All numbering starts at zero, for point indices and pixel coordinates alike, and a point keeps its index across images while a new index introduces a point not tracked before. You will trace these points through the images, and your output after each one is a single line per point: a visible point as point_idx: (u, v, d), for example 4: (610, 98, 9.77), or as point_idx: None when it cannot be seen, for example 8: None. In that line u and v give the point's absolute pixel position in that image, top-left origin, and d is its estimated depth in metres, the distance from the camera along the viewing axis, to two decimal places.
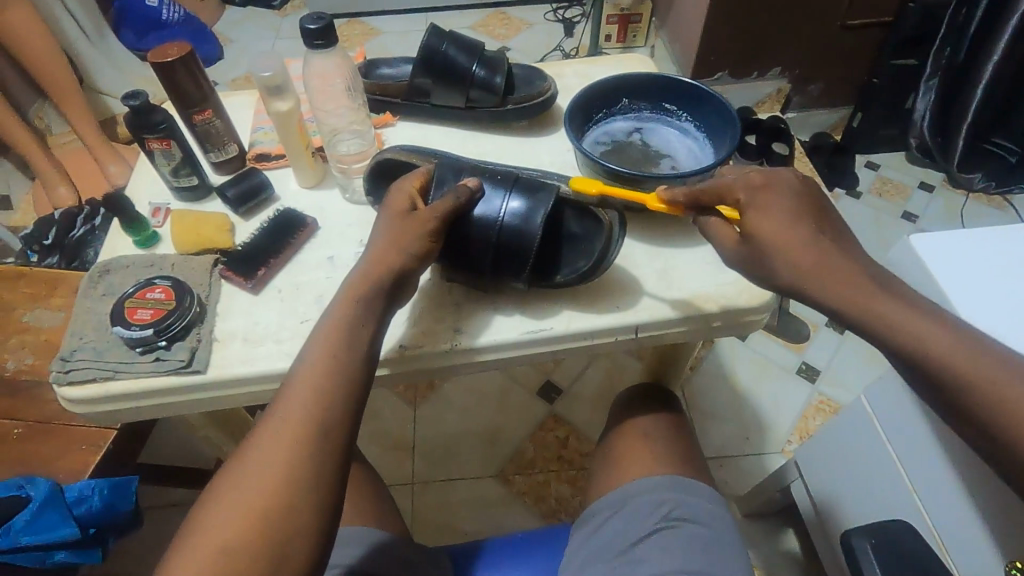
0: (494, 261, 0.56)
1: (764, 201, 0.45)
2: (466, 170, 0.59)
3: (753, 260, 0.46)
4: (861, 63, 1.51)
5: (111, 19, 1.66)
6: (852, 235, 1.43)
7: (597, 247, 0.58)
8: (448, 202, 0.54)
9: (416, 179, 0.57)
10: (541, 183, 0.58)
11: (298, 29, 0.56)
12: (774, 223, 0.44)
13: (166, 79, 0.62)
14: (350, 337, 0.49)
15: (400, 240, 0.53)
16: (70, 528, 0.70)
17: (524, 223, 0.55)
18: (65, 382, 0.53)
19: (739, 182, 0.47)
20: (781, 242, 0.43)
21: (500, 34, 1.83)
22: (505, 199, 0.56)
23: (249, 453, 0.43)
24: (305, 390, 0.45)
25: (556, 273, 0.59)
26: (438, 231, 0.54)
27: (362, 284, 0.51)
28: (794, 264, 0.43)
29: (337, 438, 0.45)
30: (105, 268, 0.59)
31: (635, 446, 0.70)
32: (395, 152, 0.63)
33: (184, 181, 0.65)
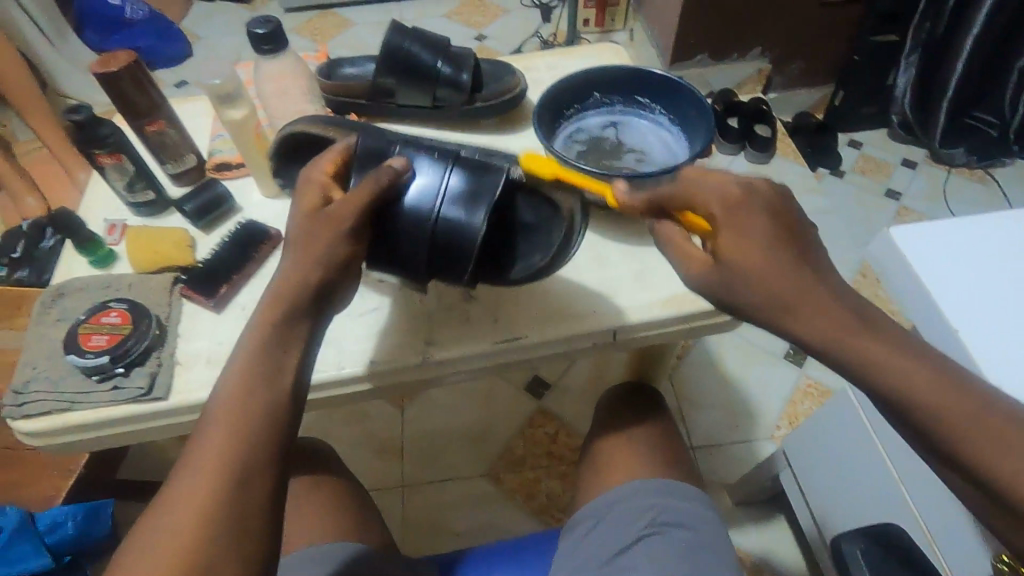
0: (433, 256, 0.50)
1: (741, 221, 0.40)
2: (393, 149, 0.52)
3: (717, 284, 0.41)
4: (842, 41, 1.49)
5: (72, 18, 1.59)
6: (836, 215, 1.42)
7: (556, 238, 0.53)
8: (372, 185, 0.46)
9: (329, 159, 0.49)
10: (487, 164, 0.51)
11: (245, 33, 0.57)
12: (745, 244, 0.39)
13: (111, 91, 0.59)
14: (273, 357, 0.42)
15: (314, 242, 0.44)
16: (42, 558, 0.69)
17: (459, 219, 0.49)
18: (19, 416, 0.50)
19: (714, 196, 0.41)
20: (758, 265, 0.38)
21: (476, 21, 1.78)
22: (443, 184, 0.50)
23: (163, 505, 0.38)
24: (224, 425, 0.40)
25: (510, 266, 0.54)
26: (361, 224, 0.46)
27: (278, 303, 0.44)
28: (755, 281, 0.39)
29: (266, 476, 0.39)
30: (58, 293, 0.57)
31: (621, 447, 0.70)
32: (307, 123, 0.56)
33: (140, 196, 0.62)
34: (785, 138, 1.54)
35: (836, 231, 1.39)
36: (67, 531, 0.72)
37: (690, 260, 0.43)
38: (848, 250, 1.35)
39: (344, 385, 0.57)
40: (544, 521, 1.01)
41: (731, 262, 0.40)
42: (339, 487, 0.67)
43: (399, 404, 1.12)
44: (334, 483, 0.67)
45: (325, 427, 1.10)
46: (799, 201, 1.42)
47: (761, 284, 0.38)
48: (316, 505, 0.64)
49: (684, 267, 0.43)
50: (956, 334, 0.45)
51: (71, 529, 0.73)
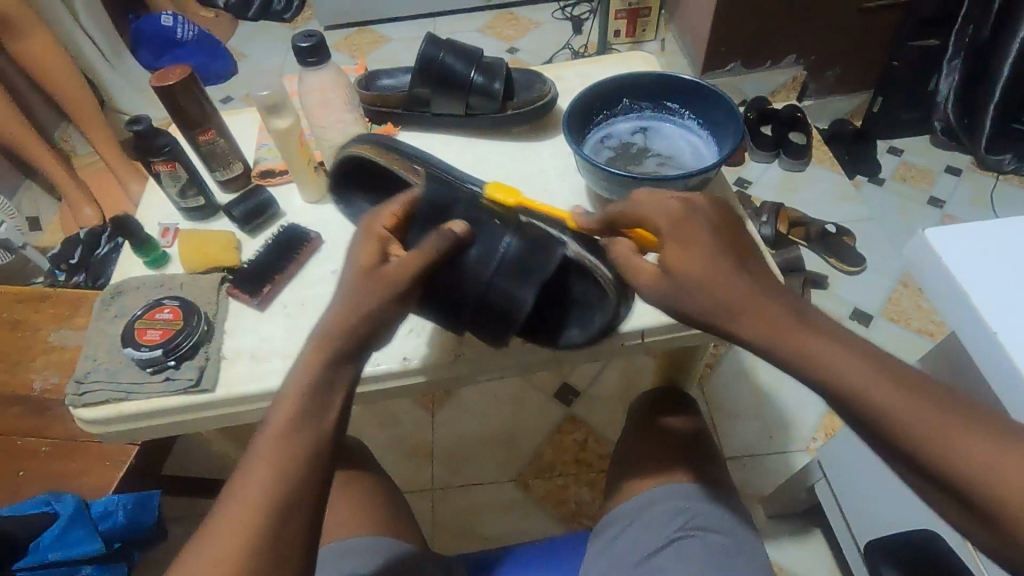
0: (476, 317, 0.53)
1: (688, 235, 0.43)
2: (457, 207, 0.54)
3: (671, 296, 0.43)
4: (880, 46, 1.46)
5: (129, 39, 1.69)
6: (875, 223, 1.38)
7: (597, 323, 0.55)
8: (431, 253, 0.48)
9: (390, 209, 0.51)
10: (550, 236, 0.53)
11: (291, 46, 0.61)
12: (691, 256, 0.42)
13: (168, 103, 0.63)
14: (318, 400, 0.44)
15: (365, 298, 0.46)
16: (94, 544, 0.72)
17: (510, 294, 0.52)
18: (80, 403, 0.54)
19: (659, 212, 0.44)
20: (703, 274, 0.41)
21: (508, 35, 1.82)
22: (501, 251, 0.52)
23: (201, 540, 0.39)
24: (262, 464, 0.40)
25: (551, 335, 0.57)
26: (414, 288, 0.48)
27: (328, 343, 0.45)
28: (708, 293, 0.41)
29: (304, 512, 0.40)
30: (117, 290, 0.61)
31: (651, 451, 0.70)
32: (361, 147, 0.59)
33: (191, 201, 0.67)
34: (821, 145, 1.52)
35: (875, 240, 1.35)
36: (118, 519, 0.75)
37: (641, 274, 0.46)
38: (887, 258, 1.31)
39: (376, 380, 0.59)
40: (573, 527, 1.01)
41: (681, 274, 0.42)
42: (372, 483, 0.69)
43: (431, 408, 1.14)
44: (368, 479, 0.69)
45: (358, 429, 1.12)
46: (835, 209, 1.40)
47: (724, 303, 0.41)
48: (351, 500, 0.66)
49: (638, 280, 0.46)
50: (996, 337, 0.44)
51: (122, 517, 0.75)
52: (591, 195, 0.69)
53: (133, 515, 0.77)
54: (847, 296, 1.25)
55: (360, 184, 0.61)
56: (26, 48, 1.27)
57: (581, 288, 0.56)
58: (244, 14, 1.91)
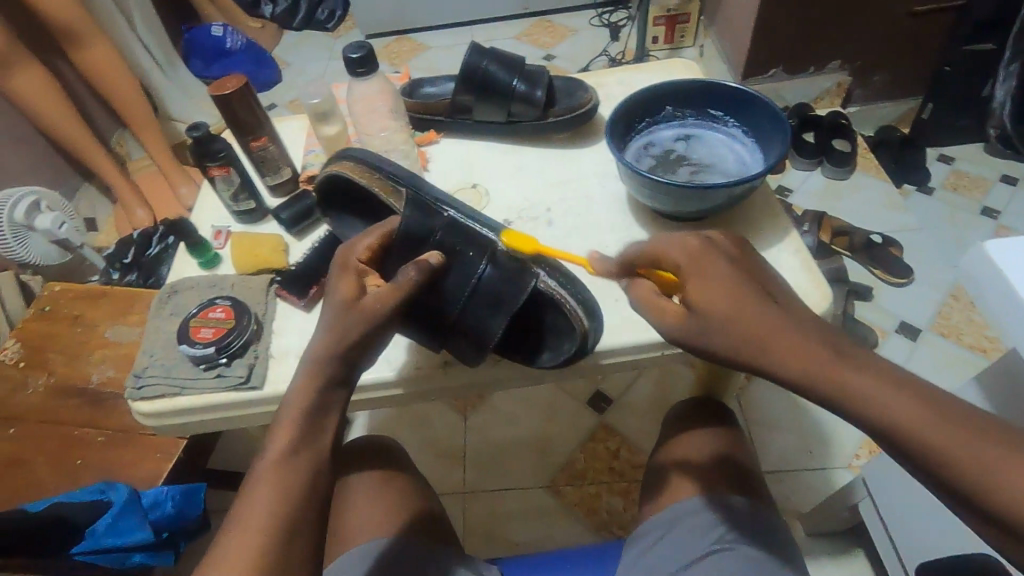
0: (449, 339, 0.55)
1: (703, 269, 0.43)
2: (433, 235, 0.54)
3: (699, 336, 0.43)
4: (932, 50, 1.41)
5: (182, 50, 1.76)
6: (924, 233, 1.33)
7: (566, 350, 0.56)
8: (408, 286, 0.50)
9: (369, 241, 0.53)
10: (522, 267, 0.54)
11: (342, 57, 0.63)
12: (713, 291, 0.42)
13: (225, 111, 0.67)
14: (312, 424, 0.46)
15: (344, 327, 0.48)
16: (145, 532, 0.74)
17: (481, 320, 0.54)
18: (138, 396, 0.57)
19: (674, 246, 0.45)
20: (732, 312, 0.41)
21: (545, 42, 1.83)
22: (475, 278, 0.53)
23: (211, 559, 0.40)
24: (268, 484, 0.42)
25: (526, 358, 0.58)
26: (392, 317, 0.50)
27: (315, 368, 0.48)
28: (740, 333, 0.41)
29: (309, 529, 0.42)
30: (173, 289, 0.64)
31: (688, 462, 0.69)
32: (344, 164, 0.60)
33: (242, 205, 0.69)
34: (866, 153, 1.47)
35: (923, 250, 1.30)
36: (166, 509, 0.78)
37: (664, 314, 0.45)
38: (936, 270, 1.27)
39: (378, 388, 0.60)
40: (604, 536, 1.00)
41: (709, 313, 0.42)
42: (407, 484, 0.70)
43: (463, 412, 1.15)
44: (403, 479, 0.70)
45: (392, 430, 1.14)
46: (880, 219, 1.35)
47: (757, 340, 0.40)
48: (386, 499, 0.67)
49: (662, 320, 0.45)
50: None
51: (170, 507, 0.78)
52: (632, 201, 0.69)
53: (180, 506, 0.80)
54: (893, 309, 1.21)
55: (346, 201, 0.64)
56: (88, 59, 1.33)
57: (552, 316, 0.57)
58: (288, 23, 1.96)
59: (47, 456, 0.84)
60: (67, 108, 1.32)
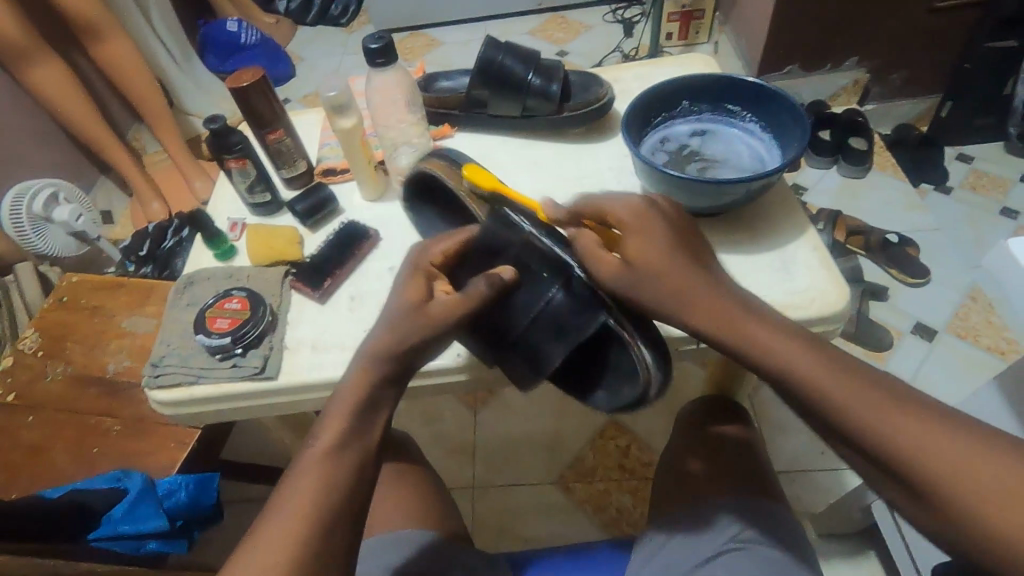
0: (505, 358, 0.54)
1: (644, 228, 0.48)
2: (510, 248, 0.54)
3: (631, 287, 0.48)
4: (952, 48, 1.39)
5: (198, 44, 1.78)
6: (940, 234, 1.31)
7: (623, 395, 0.53)
8: (474, 297, 0.50)
9: (444, 244, 0.54)
10: (596, 298, 0.51)
11: (362, 48, 0.63)
12: (648, 247, 0.47)
13: (242, 103, 0.68)
14: (362, 418, 0.47)
15: (404, 331, 0.49)
16: (159, 520, 0.75)
17: (539, 346, 0.52)
18: (154, 385, 0.57)
19: (619, 205, 0.49)
20: (659, 266, 0.46)
21: (558, 38, 1.82)
22: (544, 302, 0.52)
23: (250, 547, 0.41)
24: (315, 473, 0.43)
25: (578, 391, 0.56)
26: (454, 326, 0.50)
27: (370, 366, 0.48)
28: (665, 284, 0.46)
29: (347, 522, 0.43)
30: (189, 280, 0.64)
31: (701, 459, 0.68)
32: (437, 164, 0.62)
33: (258, 197, 0.69)
34: (883, 151, 1.45)
35: (940, 251, 1.28)
36: (181, 497, 0.79)
37: (602, 263, 0.49)
38: (954, 271, 1.25)
39: (402, 383, 0.60)
40: (614, 534, 0.99)
41: (640, 265, 0.47)
42: (417, 478, 0.70)
43: (473, 407, 1.15)
44: (413, 473, 0.70)
45: (402, 424, 1.14)
46: (897, 218, 1.33)
47: (712, 316, 0.45)
48: (396, 493, 0.67)
49: (598, 270, 0.50)
50: None
51: (184, 496, 0.79)
52: None
53: (194, 495, 0.80)
54: (909, 310, 1.19)
55: (433, 201, 0.65)
56: (107, 52, 1.35)
57: (618, 358, 0.54)
58: (303, 18, 2.00)
59: (64, 444, 0.85)
60: (84, 100, 1.34)
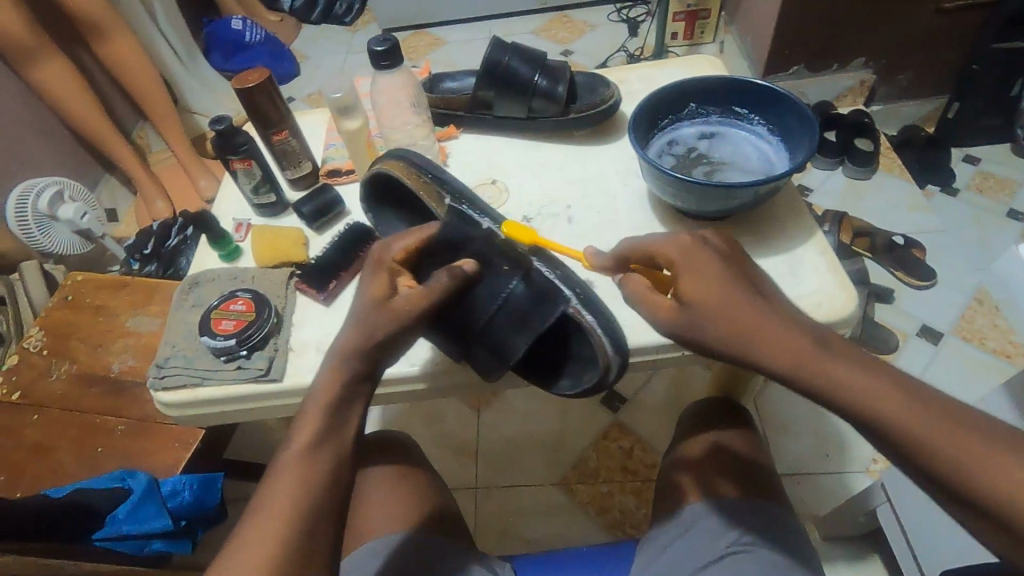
0: (470, 350, 0.55)
1: (695, 266, 0.45)
2: (469, 241, 0.55)
3: (686, 326, 0.45)
4: (960, 48, 1.38)
5: (203, 42, 1.78)
6: (947, 236, 1.31)
7: (585, 380, 0.56)
8: (438, 291, 0.50)
9: (404, 241, 0.53)
10: (554, 288, 0.54)
11: (367, 50, 0.63)
12: (706, 288, 0.44)
13: (247, 103, 0.67)
14: (339, 415, 0.47)
15: (372, 327, 0.48)
16: (163, 520, 0.74)
17: (503, 337, 0.54)
18: (160, 386, 0.57)
19: (668, 244, 0.47)
20: (719, 304, 0.44)
21: (563, 37, 1.82)
22: (505, 295, 0.54)
23: (235, 547, 0.41)
24: (296, 471, 0.43)
25: (543, 381, 0.58)
26: (418, 321, 0.50)
27: (342, 362, 0.48)
28: (724, 324, 0.43)
29: (328, 518, 0.43)
30: (194, 281, 0.64)
31: (706, 462, 0.68)
32: (393, 163, 0.61)
33: (263, 198, 0.70)
34: (889, 152, 1.44)
35: (946, 253, 1.28)
36: (184, 498, 0.79)
37: (657, 308, 0.47)
38: (960, 273, 1.24)
39: (408, 384, 0.60)
40: (616, 536, 0.99)
41: (698, 307, 0.44)
42: (419, 481, 0.69)
43: (476, 408, 1.15)
44: (415, 475, 0.70)
45: (405, 424, 1.14)
46: (903, 220, 1.32)
47: (728, 320, 0.43)
48: (398, 495, 0.67)
49: (653, 313, 0.48)
50: None
51: (188, 496, 0.79)
52: (653, 199, 0.68)
53: (199, 495, 0.81)
54: (915, 312, 1.19)
55: (393, 198, 0.64)
56: (111, 50, 1.35)
57: (579, 347, 0.56)
58: (307, 17, 1.99)
59: (68, 443, 0.85)
60: (89, 99, 1.34)
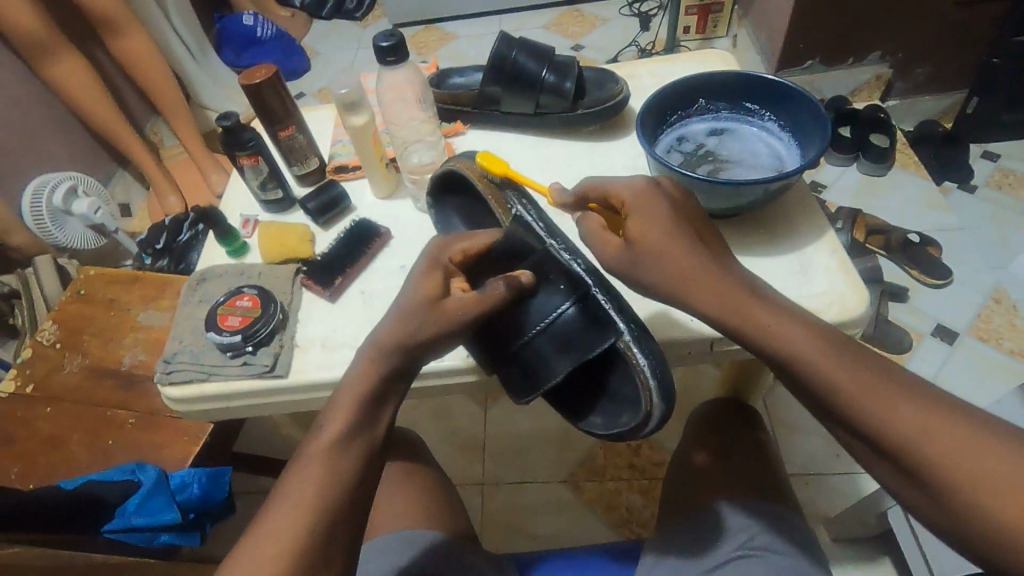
0: (504, 362, 0.55)
1: (647, 210, 0.47)
2: (529, 256, 0.57)
3: (633, 268, 0.48)
4: (980, 41, 1.35)
5: (215, 38, 1.79)
6: (964, 234, 1.28)
7: (621, 421, 0.55)
8: (491, 298, 0.52)
9: (465, 244, 0.55)
10: (608, 321, 0.53)
11: (372, 46, 0.62)
12: (652, 228, 0.47)
13: (255, 100, 0.68)
14: (371, 410, 0.47)
15: (417, 324, 0.50)
16: (171, 513, 0.75)
17: (546, 358, 0.54)
18: (167, 381, 0.58)
19: (624, 187, 0.49)
20: (662, 244, 0.46)
21: (574, 31, 1.80)
22: (555, 316, 0.54)
23: (254, 535, 0.40)
24: (319, 462, 0.43)
25: (577, 412, 0.58)
26: (467, 325, 0.52)
27: (379, 359, 0.49)
28: (669, 265, 0.46)
29: (350, 513, 0.43)
30: (202, 277, 0.65)
31: (715, 464, 0.67)
32: (463, 163, 0.63)
33: (270, 194, 0.70)
34: (905, 148, 1.42)
35: (963, 251, 1.25)
36: (194, 491, 0.80)
37: (607, 246, 0.50)
38: (977, 272, 1.22)
39: (411, 379, 0.60)
40: (623, 535, 0.99)
41: (643, 247, 0.47)
42: (425, 479, 0.69)
43: (484, 404, 1.15)
44: (421, 474, 0.70)
45: (413, 420, 1.14)
46: (918, 217, 1.30)
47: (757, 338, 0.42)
48: (403, 493, 0.67)
49: (604, 253, 0.50)
50: None
51: (197, 490, 0.80)
52: None
53: (207, 489, 0.81)
54: (930, 311, 1.17)
55: (458, 197, 0.66)
56: (123, 46, 1.36)
57: (619, 381, 0.56)
58: (317, 12, 1.99)
59: (82, 435, 0.86)
60: (102, 94, 1.35)
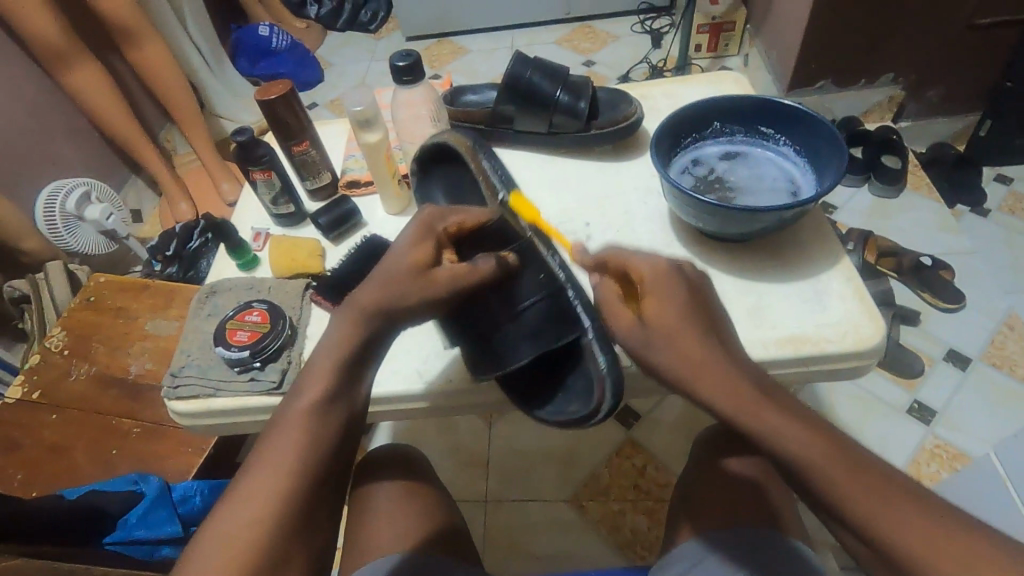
0: (475, 338, 0.57)
1: (664, 289, 0.47)
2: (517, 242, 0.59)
3: (643, 346, 0.47)
4: (993, 65, 1.35)
5: (230, 48, 1.81)
6: (977, 258, 1.27)
7: (570, 412, 0.55)
8: (476, 271, 0.53)
9: (459, 218, 0.55)
10: (576, 317, 0.55)
11: (389, 65, 0.64)
12: (667, 312, 0.46)
13: (269, 114, 0.68)
14: (348, 377, 0.47)
15: (403, 290, 0.49)
16: (174, 525, 0.75)
17: (511, 342, 0.55)
18: (174, 396, 0.57)
19: (645, 263, 0.49)
20: (674, 325, 0.45)
21: (586, 48, 1.81)
22: (527, 303, 0.56)
23: (234, 499, 0.41)
24: (299, 430, 0.44)
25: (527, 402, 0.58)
26: (451, 296, 0.52)
27: (355, 327, 0.48)
28: (682, 354, 0.45)
29: (323, 480, 0.43)
30: (211, 290, 0.65)
31: (725, 495, 0.65)
32: (456, 137, 0.64)
33: (282, 208, 0.70)
34: (918, 170, 1.40)
35: (977, 276, 1.24)
36: (196, 505, 0.80)
37: (619, 317, 0.49)
38: (990, 296, 1.20)
39: (415, 398, 0.60)
40: (627, 557, 0.97)
41: (655, 329, 0.46)
42: (426, 501, 0.68)
43: (488, 419, 1.14)
44: (422, 495, 0.68)
45: (416, 435, 1.14)
46: (931, 241, 1.29)
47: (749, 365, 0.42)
48: (404, 515, 0.65)
49: (614, 324, 0.49)
50: None
51: (199, 503, 0.81)
52: (674, 220, 0.67)
53: (210, 503, 0.82)
54: (942, 336, 1.15)
55: (444, 168, 0.66)
56: (139, 55, 1.37)
57: (575, 377, 0.57)
58: (333, 25, 2.02)
59: (86, 443, 0.86)
60: (117, 103, 1.36)
